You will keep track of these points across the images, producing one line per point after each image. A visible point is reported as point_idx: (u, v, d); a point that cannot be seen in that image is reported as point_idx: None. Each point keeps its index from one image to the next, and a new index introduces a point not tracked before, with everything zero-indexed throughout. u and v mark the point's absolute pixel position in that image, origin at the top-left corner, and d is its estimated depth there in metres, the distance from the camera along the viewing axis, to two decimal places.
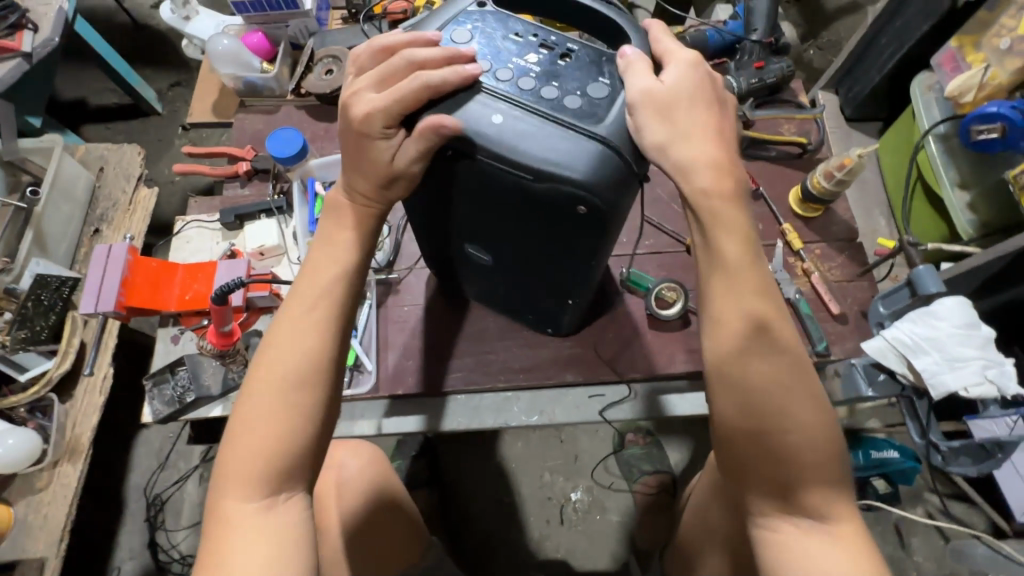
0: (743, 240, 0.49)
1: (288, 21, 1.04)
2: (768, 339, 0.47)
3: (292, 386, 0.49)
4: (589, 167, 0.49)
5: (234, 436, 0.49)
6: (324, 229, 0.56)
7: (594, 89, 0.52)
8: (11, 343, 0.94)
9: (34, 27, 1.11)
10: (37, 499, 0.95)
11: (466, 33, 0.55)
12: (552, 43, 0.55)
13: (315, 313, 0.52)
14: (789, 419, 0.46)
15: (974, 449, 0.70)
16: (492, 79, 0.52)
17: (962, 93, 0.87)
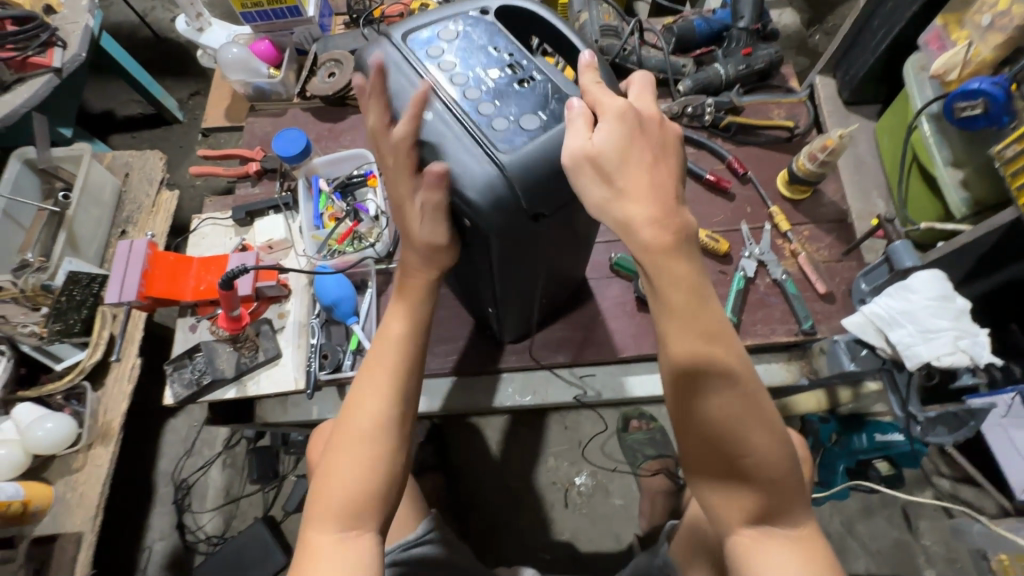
0: (692, 288, 0.48)
1: (293, 29, 1.10)
2: (729, 385, 0.49)
3: (362, 444, 0.60)
4: (478, 195, 0.52)
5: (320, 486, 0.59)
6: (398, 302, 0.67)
7: (526, 120, 0.54)
8: (49, 334, 1.03)
9: (63, 44, 1.20)
10: (74, 478, 1.04)
11: (455, 33, 0.59)
12: (521, 66, 0.58)
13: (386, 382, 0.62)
14: (752, 456, 0.50)
15: (949, 417, 0.71)
16: (452, 82, 0.56)
17: (948, 70, 0.88)
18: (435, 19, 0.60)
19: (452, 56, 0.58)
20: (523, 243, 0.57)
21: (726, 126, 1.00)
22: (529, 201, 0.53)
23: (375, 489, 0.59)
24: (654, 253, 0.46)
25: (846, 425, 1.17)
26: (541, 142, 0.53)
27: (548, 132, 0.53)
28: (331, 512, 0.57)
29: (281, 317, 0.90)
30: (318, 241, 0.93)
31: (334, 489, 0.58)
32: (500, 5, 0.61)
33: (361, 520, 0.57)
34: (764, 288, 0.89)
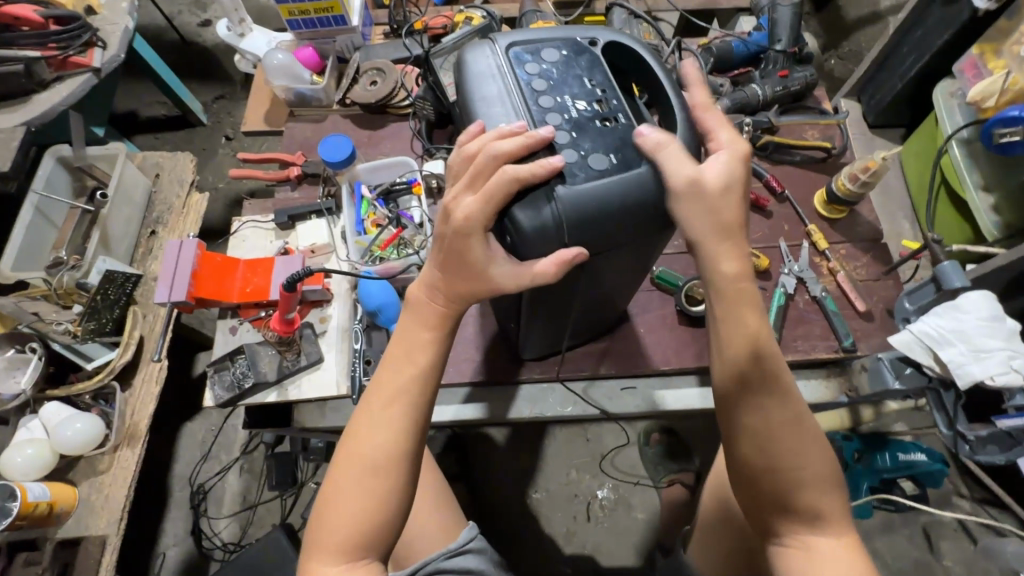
0: (752, 299, 0.54)
1: (335, 37, 1.12)
2: (775, 389, 0.54)
3: (383, 466, 0.61)
4: (525, 217, 0.52)
5: (335, 486, 0.61)
6: (409, 321, 0.65)
7: (596, 158, 0.54)
8: (82, 333, 1.02)
9: (103, 45, 1.21)
10: (99, 480, 1.02)
11: (558, 55, 0.60)
12: (609, 104, 0.58)
13: (402, 406, 0.63)
14: (794, 459, 0.53)
15: (1001, 437, 0.73)
16: (538, 102, 0.57)
17: (985, 97, 0.92)
18: (543, 38, 0.61)
19: (546, 76, 0.59)
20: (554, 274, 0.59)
21: (763, 144, 1.02)
22: (573, 237, 0.54)
23: (399, 447, 0.62)
24: (722, 283, 0.53)
25: (869, 444, 1.17)
26: (602, 184, 0.53)
27: (613, 177, 0.53)
28: (358, 469, 0.61)
29: (323, 321, 0.90)
30: (361, 247, 0.94)
31: (363, 450, 0.61)
32: (609, 41, 0.62)
33: (380, 476, 0.61)
34: (803, 304, 0.90)
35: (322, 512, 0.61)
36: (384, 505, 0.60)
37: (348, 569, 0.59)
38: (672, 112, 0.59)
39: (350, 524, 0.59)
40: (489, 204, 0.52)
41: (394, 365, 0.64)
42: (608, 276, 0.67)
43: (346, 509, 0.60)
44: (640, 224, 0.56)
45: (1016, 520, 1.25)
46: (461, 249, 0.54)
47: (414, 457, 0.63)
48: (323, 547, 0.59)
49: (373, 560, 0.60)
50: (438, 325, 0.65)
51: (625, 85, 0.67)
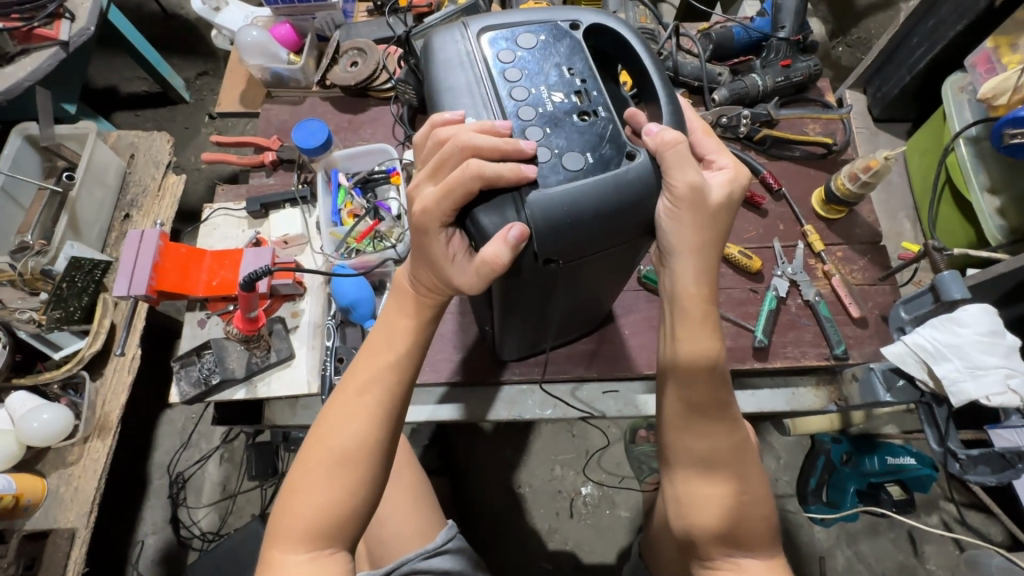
0: (710, 323, 0.58)
1: (315, 14, 1.06)
2: (720, 405, 0.59)
3: (349, 459, 0.57)
4: (490, 224, 0.49)
5: (299, 487, 0.57)
6: (391, 310, 0.64)
7: (571, 158, 0.50)
8: (48, 321, 0.99)
9: (72, 17, 1.14)
10: (69, 472, 1.00)
11: (536, 40, 0.55)
12: (589, 96, 0.53)
13: (375, 397, 0.60)
14: (735, 464, 0.59)
15: (994, 459, 0.71)
16: (510, 95, 0.52)
17: (996, 95, 0.87)
18: (520, 20, 0.56)
19: (520, 65, 0.54)
20: (524, 282, 0.54)
21: (761, 139, 0.97)
22: (542, 245, 0.49)
23: (373, 437, 0.59)
24: (685, 307, 0.57)
25: (858, 445, 1.14)
26: (578, 186, 0.48)
27: (589, 178, 0.49)
28: (322, 458, 0.57)
29: (294, 316, 0.87)
30: (336, 239, 0.89)
31: (332, 438, 0.58)
32: (593, 22, 0.56)
33: (348, 467, 0.57)
34: (796, 309, 0.86)
35: (287, 503, 0.57)
36: (353, 497, 0.57)
37: (309, 561, 0.55)
38: (658, 104, 0.54)
39: (317, 514, 0.56)
40: (445, 197, 0.49)
41: (373, 352, 0.62)
42: (599, 276, 0.62)
43: (311, 499, 0.56)
44: (623, 229, 0.51)
45: (1003, 527, 1.24)
46: (424, 249, 0.54)
47: (385, 451, 0.60)
48: (285, 538, 0.56)
49: (339, 554, 0.57)
50: (418, 314, 0.63)
51: (611, 71, 0.61)
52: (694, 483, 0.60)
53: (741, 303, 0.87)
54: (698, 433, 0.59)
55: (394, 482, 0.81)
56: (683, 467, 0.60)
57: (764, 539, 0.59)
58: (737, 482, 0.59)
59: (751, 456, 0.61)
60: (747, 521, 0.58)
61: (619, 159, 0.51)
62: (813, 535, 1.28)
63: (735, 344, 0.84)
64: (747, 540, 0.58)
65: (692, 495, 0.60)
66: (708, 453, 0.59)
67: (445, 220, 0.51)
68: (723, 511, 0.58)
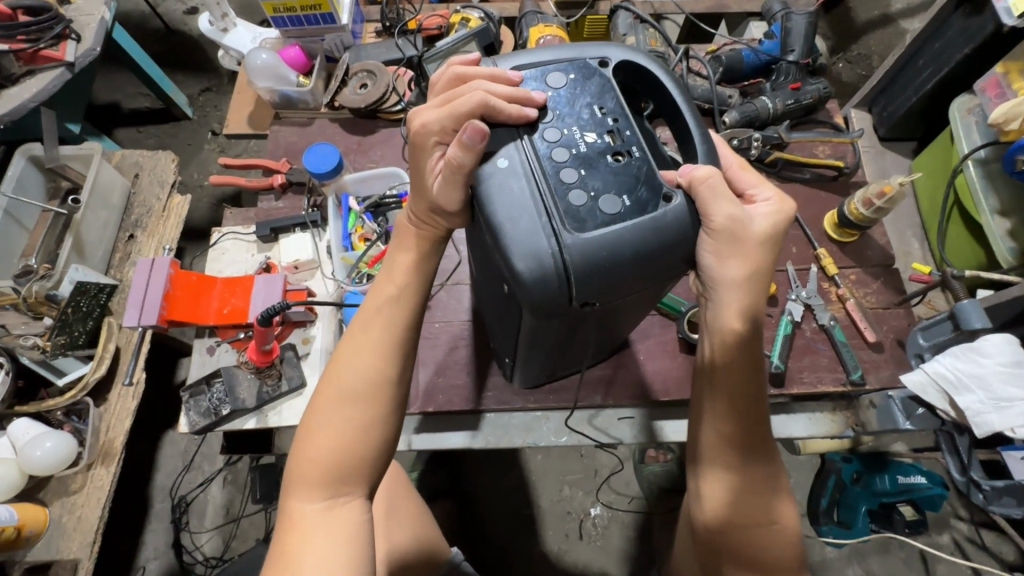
0: (748, 354, 0.56)
1: (324, 35, 1.06)
2: (756, 434, 0.57)
3: (356, 402, 0.55)
4: (523, 266, 0.47)
5: (310, 433, 0.54)
6: (392, 250, 0.63)
7: (607, 201, 0.49)
8: (52, 348, 0.97)
9: (77, 37, 1.14)
10: (72, 501, 0.98)
11: (565, 78, 0.55)
12: (622, 136, 0.53)
13: (381, 335, 0.58)
14: (769, 489, 0.58)
15: (1018, 490, 0.70)
16: (542, 137, 0.52)
17: (1009, 120, 0.87)
18: (548, 58, 0.56)
19: (551, 104, 0.53)
20: (557, 322, 0.53)
21: (772, 161, 0.97)
22: (579, 289, 0.48)
23: (383, 373, 0.56)
24: (726, 338, 0.56)
25: (868, 465, 1.13)
26: (615, 230, 0.48)
27: (626, 222, 0.49)
28: (331, 399, 0.55)
29: (306, 342, 0.86)
30: (348, 264, 0.88)
31: (339, 377, 0.56)
32: (622, 59, 0.56)
33: (365, 402, 0.55)
34: (810, 333, 0.86)
35: (303, 443, 0.55)
36: (364, 437, 0.54)
37: (327, 508, 0.52)
38: (691, 143, 0.54)
39: (326, 456, 0.53)
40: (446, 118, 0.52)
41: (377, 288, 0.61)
42: (628, 309, 0.61)
43: (330, 436, 0.53)
44: (661, 272, 0.51)
45: (1015, 545, 1.24)
46: (415, 166, 0.56)
47: (393, 383, 0.57)
48: (302, 482, 0.52)
49: (358, 501, 0.53)
50: (419, 251, 0.61)
51: (636, 106, 0.61)
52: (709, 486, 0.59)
53: None
54: (730, 464, 0.57)
55: (393, 506, 0.80)
56: (710, 489, 0.58)
57: (790, 563, 0.57)
58: (767, 504, 0.57)
59: (782, 486, 0.59)
60: (762, 545, 0.57)
61: (655, 201, 0.50)
62: (825, 555, 1.27)
63: None
64: (774, 563, 0.57)
65: (704, 491, 0.59)
66: (739, 481, 0.57)
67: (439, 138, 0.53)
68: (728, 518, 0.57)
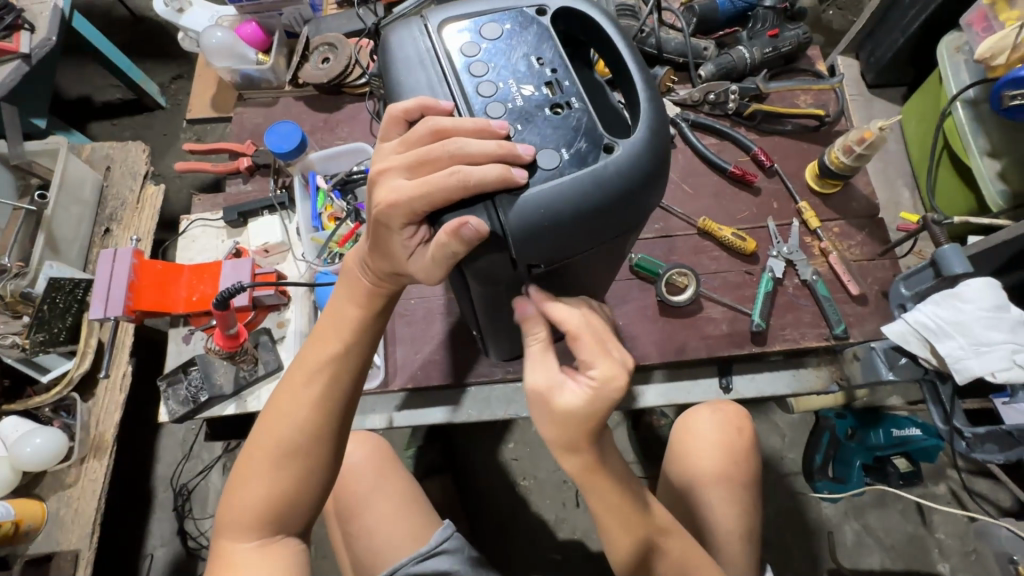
0: None
1: (281, 10, 1.02)
2: None
3: (290, 455, 0.55)
4: None
5: (240, 482, 0.55)
6: (338, 297, 0.59)
7: (545, 156, 0.47)
8: (31, 345, 0.97)
9: (31, 27, 1.10)
10: (68, 494, 0.99)
11: (500, 29, 0.52)
12: (561, 87, 0.50)
13: (318, 388, 0.56)
14: None
15: (1001, 435, 0.69)
16: (477, 93, 0.50)
17: (994, 55, 0.83)
18: (483, 9, 0.53)
19: (486, 58, 0.51)
20: (510, 289, 0.53)
21: (751, 114, 0.94)
22: (521, 251, 0.47)
23: (321, 429, 0.56)
24: None
25: (863, 420, 1.12)
26: (554, 187, 0.46)
27: (565, 177, 0.47)
28: (265, 453, 0.55)
29: (281, 326, 0.85)
30: (318, 244, 0.88)
31: (274, 429, 0.56)
32: (560, 6, 0.53)
33: (302, 457, 0.55)
34: (793, 289, 0.84)
35: (231, 487, 0.56)
36: (303, 488, 0.56)
37: (260, 547, 0.54)
38: (634, 90, 0.51)
39: (259, 507, 0.54)
40: (420, 197, 0.46)
41: (318, 336, 0.59)
42: (590, 272, 0.60)
43: (254, 489, 0.55)
44: (606, 228, 0.49)
45: (1011, 492, 1.23)
46: (383, 241, 0.51)
47: (331, 441, 0.57)
48: (233, 523, 0.54)
49: (290, 539, 0.56)
50: (369, 306, 0.58)
51: (583, 57, 0.58)
52: None
53: (737, 287, 0.85)
54: None
55: (378, 484, 0.79)
56: None
57: None
58: None
59: None
60: None
61: (596, 153, 0.48)
62: (821, 511, 1.27)
63: (733, 329, 0.82)
64: None
65: None
66: None
67: (411, 216, 0.48)
68: None
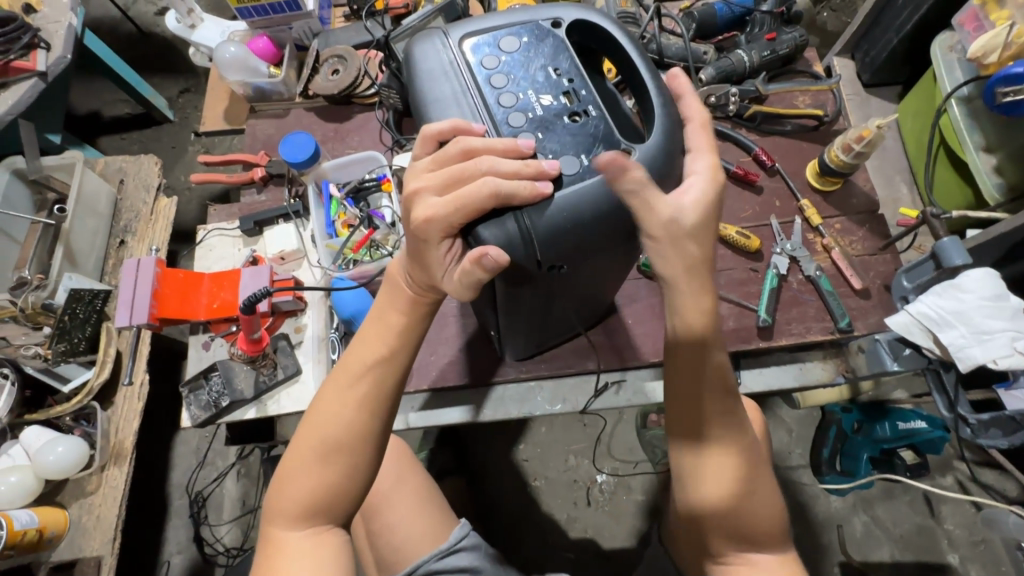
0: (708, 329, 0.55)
1: (291, 24, 1.05)
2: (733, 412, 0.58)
3: (336, 449, 0.57)
4: (490, 237, 0.49)
5: (288, 474, 0.58)
6: (382, 305, 0.63)
7: (566, 162, 0.50)
8: (53, 355, 0.99)
9: (47, 46, 1.13)
10: (89, 501, 1.01)
11: (518, 42, 0.55)
12: (578, 96, 0.53)
13: (362, 388, 0.59)
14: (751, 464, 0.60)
15: (1004, 421, 0.71)
16: (498, 103, 0.52)
17: (986, 53, 0.85)
18: (500, 23, 0.56)
19: (505, 70, 0.54)
20: (532, 290, 0.55)
21: (751, 115, 0.96)
22: (546, 253, 0.50)
23: (367, 426, 0.58)
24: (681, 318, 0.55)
25: (868, 414, 1.14)
26: (574, 193, 0.49)
27: (584, 182, 0.50)
28: (313, 446, 0.58)
29: (298, 331, 0.87)
30: (332, 251, 0.89)
31: (322, 425, 0.58)
32: (575, 18, 0.56)
33: (349, 451, 0.57)
34: (797, 284, 0.86)
35: (278, 481, 0.58)
36: (348, 481, 0.57)
37: (308, 536, 0.56)
38: (647, 97, 0.54)
39: (307, 497, 0.56)
40: (456, 211, 0.48)
41: (362, 341, 0.62)
42: (604, 273, 0.63)
43: (303, 482, 0.57)
44: (621, 230, 0.52)
45: (1018, 482, 1.25)
46: (422, 255, 0.53)
47: (375, 438, 0.59)
48: (282, 514, 0.56)
49: (337, 529, 0.58)
50: (409, 311, 0.61)
51: (595, 65, 0.61)
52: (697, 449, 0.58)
53: (742, 284, 0.87)
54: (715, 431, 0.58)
55: (400, 481, 0.81)
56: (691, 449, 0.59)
57: (776, 534, 0.60)
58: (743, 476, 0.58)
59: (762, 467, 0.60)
60: (748, 515, 0.58)
61: None
62: (830, 505, 1.28)
63: (740, 325, 0.84)
64: (759, 538, 0.59)
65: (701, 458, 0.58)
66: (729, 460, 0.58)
67: (448, 230, 0.50)
68: (729, 482, 0.58)
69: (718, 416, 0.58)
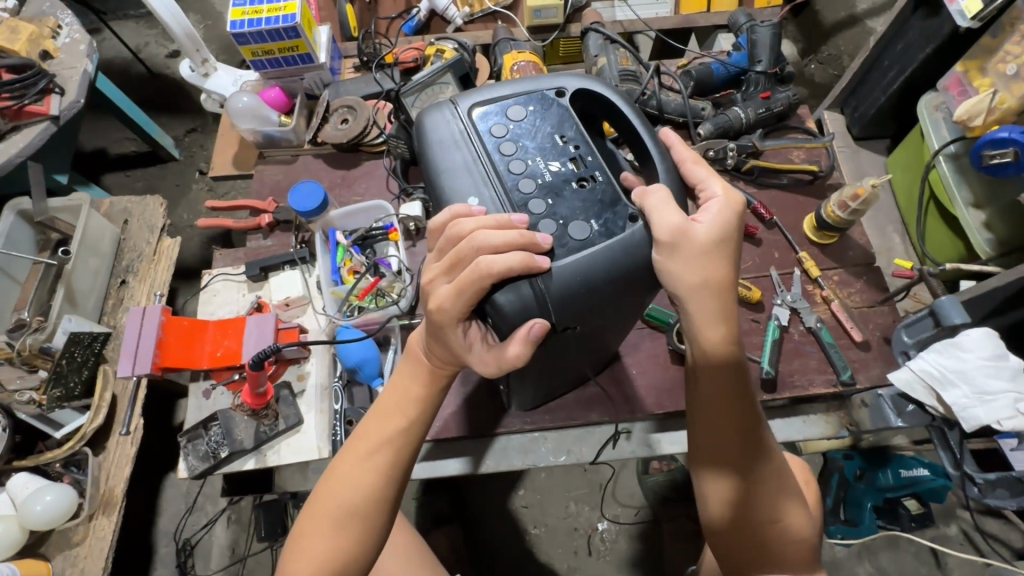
0: (722, 343, 0.54)
1: (303, 75, 1.08)
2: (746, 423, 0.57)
3: (355, 517, 0.57)
4: (505, 302, 0.50)
5: (300, 537, 0.57)
6: (402, 372, 0.63)
7: (576, 228, 0.53)
8: (48, 401, 0.98)
9: (61, 91, 1.15)
10: (74, 553, 0.97)
11: (525, 111, 0.57)
12: (584, 163, 0.56)
13: (379, 457, 0.59)
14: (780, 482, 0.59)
15: (1011, 482, 0.72)
16: (508, 171, 0.54)
17: (972, 116, 0.90)
18: (507, 93, 0.58)
19: (513, 138, 0.56)
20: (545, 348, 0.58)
21: (749, 169, 0.99)
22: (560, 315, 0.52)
23: (384, 495, 0.58)
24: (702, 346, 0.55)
25: (871, 461, 1.12)
26: (585, 257, 0.51)
27: (597, 246, 0.52)
28: (332, 511, 0.57)
29: (301, 379, 0.86)
30: (338, 298, 0.88)
31: (336, 491, 0.58)
32: (577, 86, 0.59)
33: (362, 519, 0.57)
34: (798, 336, 0.87)
35: (290, 548, 0.58)
36: (360, 547, 0.57)
37: None
38: (651, 163, 0.57)
39: (320, 561, 0.56)
40: (460, 298, 0.51)
41: (382, 410, 0.61)
42: (606, 331, 0.65)
43: (316, 544, 0.56)
44: (640, 282, 0.54)
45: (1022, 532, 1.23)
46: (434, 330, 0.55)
47: (390, 506, 0.59)
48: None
49: None
50: (426, 378, 0.61)
51: (596, 128, 0.64)
52: (707, 473, 0.59)
53: (744, 335, 0.88)
54: (728, 444, 0.57)
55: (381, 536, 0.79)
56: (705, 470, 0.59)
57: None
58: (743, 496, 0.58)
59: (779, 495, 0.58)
60: (759, 542, 0.58)
61: (623, 222, 0.53)
62: (835, 554, 1.26)
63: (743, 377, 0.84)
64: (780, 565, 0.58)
65: (708, 489, 0.59)
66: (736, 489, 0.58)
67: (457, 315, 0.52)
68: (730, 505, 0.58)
69: (742, 435, 0.57)
